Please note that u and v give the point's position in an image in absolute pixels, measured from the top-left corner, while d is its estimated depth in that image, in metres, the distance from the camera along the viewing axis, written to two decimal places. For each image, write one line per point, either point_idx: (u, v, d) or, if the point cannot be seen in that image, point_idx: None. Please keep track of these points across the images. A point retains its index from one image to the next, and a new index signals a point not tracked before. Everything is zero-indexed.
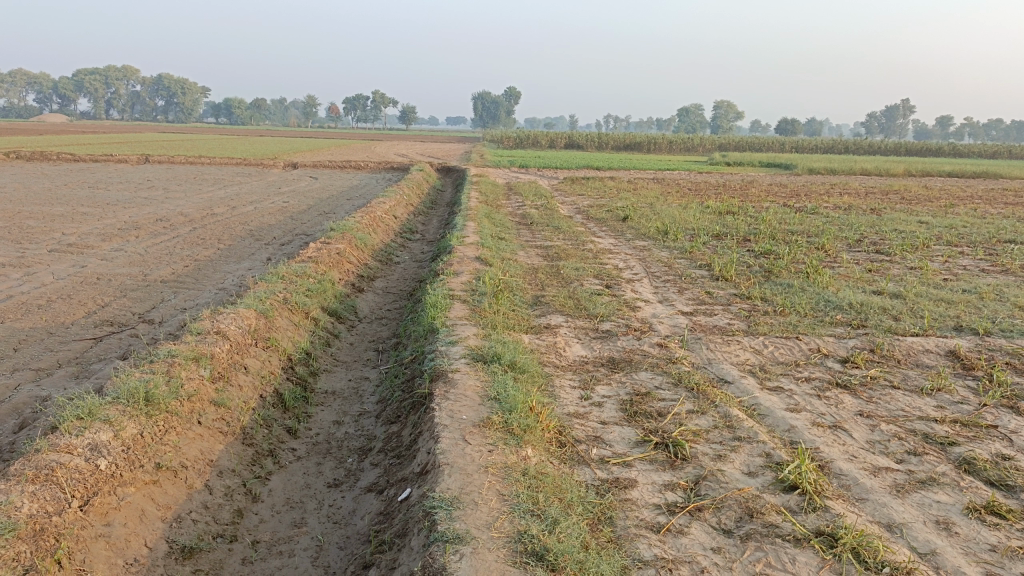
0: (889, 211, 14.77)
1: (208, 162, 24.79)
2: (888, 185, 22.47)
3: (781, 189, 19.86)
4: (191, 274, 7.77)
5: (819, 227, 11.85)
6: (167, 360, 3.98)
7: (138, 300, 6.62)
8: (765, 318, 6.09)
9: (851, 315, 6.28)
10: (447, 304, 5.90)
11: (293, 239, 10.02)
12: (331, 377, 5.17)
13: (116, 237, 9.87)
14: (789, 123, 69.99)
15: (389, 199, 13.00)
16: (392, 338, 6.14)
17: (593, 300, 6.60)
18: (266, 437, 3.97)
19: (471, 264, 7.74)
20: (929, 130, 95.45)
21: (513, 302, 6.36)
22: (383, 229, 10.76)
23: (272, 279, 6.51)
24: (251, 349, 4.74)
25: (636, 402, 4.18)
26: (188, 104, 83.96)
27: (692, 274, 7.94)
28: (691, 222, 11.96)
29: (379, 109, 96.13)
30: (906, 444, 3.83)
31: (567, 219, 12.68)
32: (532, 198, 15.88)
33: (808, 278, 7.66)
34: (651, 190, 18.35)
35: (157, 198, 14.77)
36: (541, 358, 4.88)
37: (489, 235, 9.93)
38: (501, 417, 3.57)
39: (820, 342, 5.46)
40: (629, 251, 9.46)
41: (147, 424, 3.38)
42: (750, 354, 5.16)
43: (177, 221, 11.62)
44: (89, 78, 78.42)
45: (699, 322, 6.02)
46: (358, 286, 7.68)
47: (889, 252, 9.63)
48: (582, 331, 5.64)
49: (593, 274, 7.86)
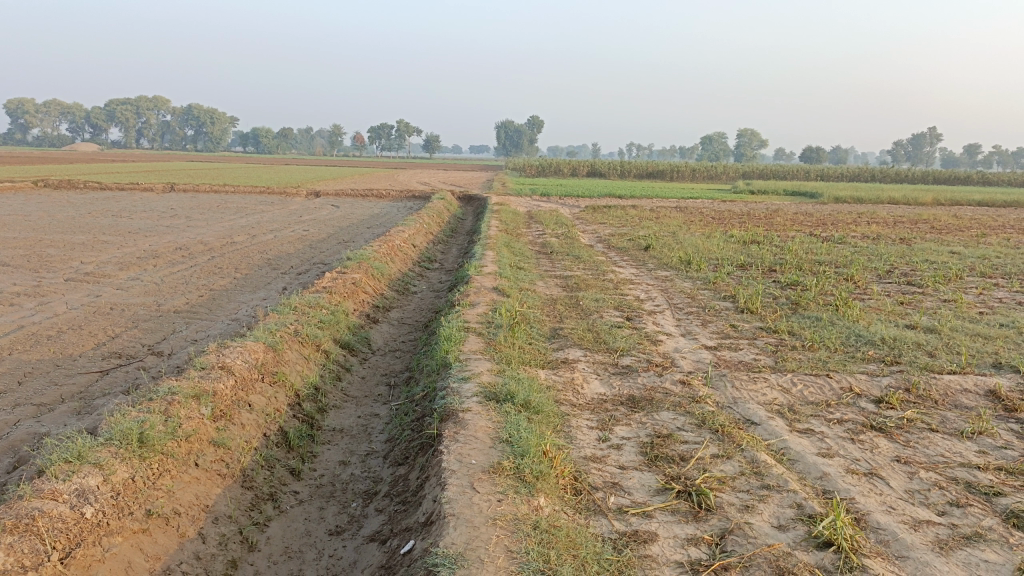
0: (918, 241, 14.42)
1: (232, 190, 25.02)
2: (917, 214, 22.07)
3: (806, 218, 19.53)
4: (205, 304, 7.67)
5: (847, 257, 11.56)
6: (166, 398, 3.83)
7: (148, 331, 6.53)
8: (793, 354, 5.84)
9: (883, 350, 6.00)
10: (461, 337, 5.72)
11: (310, 269, 9.93)
12: (340, 413, 5.00)
13: (134, 266, 9.84)
14: (814, 151, 69.63)
15: (409, 228, 12.92)
16: (405, 372, 5.96)
17: (613, 333, 6.39)
18: (267, 479, 3.80)
19: (488, 295, 7.57)
20: (957, 158, 94.39)
21: (530, 335, 6.16)
22: (401, 258, 10.64)
23: (284, 311, 6.38)
24: (257, 384, 4.59)
25: (656, 445, 3.95)
26: (215, 134, 85.46)
27: (716, 306, 7.70)
28: (715, 251, 11.72)
29: (402, 138, 97.13)
30: (948, 494, 3.56)
31: (588, 248, 12.50)
32: (553, 227, 15.74)
33: (837, 311, 7.39)
34: (674, 219, 18.14)
35: (178, 226, 14.83)
36: (557, 395, 4.67)
37: (507, 264, 9.77)
38: (512, 462, 3.36)
39: (851, 380, 5.19)
40: (651, 281, 9.24)
41: (140, 468, 3.22)
42: (777, 392, 4.91)
43: (196, 250, 11.60)
44: (120, 108, 80.20)
45: (723, 358, 5.78)
46: (373, 316, 7.53)
47: (921, 284, 9.32)
48: (601, 367, 5.42)
49: (613, 305, 7.65)
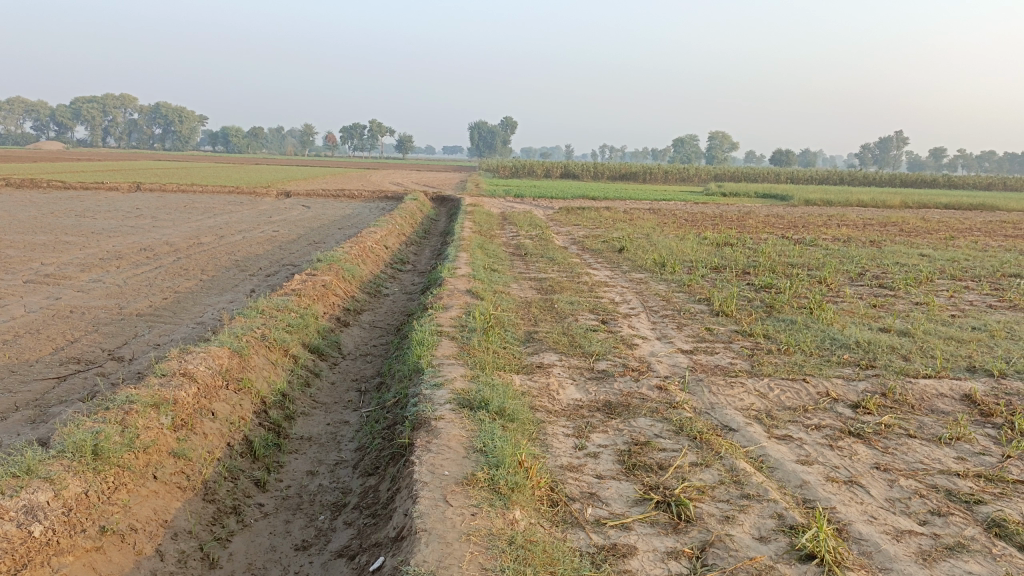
0: (888, 243, 14.56)
1: (201, 190, 24.59)
2: (886, 216, 22.36)
3: (777, 221, 19.66)
4: (169, 307, 7.44)
5: (819, 260, 11.61)
6: (124, 407, 3.66)
7: (109, 335, 6.30)
8: (769, 358, 5.79)
9: (858, 354, 5.99)
10: (434, 341, 5.59)
11: (279, 270, 9.72)
12: (308, 421, 4.84)
13: (96, 267, 9.56)
14: (784, 154, 70.50)
15: (380, 229, 12.75)
16: (376, 377, 5.82)
17: (588, 336, 6.30)
18: (230, 492, 3.64)
19: (462, 298, 7.44)
20: (923, 162, 96.11)
21: (504, 339, 6.05)
22: (373, 260, 10.47)
23: (250, 314, 6.19)
24: (221, 392, 4.42)
25: (634, 453, 3.85)
26: (184, 133, 84.21)
27: (691, 309, 7.66)
28: (689, 254, 11.71)
29: (375, 138, 96.51)
30: (929, 503, 3.51)
31: (562, 250, 12.41)
32: (527, 228, 15.66)
33: (811, 314, 7.38)
34: (648, 220, 18.16)
35: (144, 226, 14.49)
36: (532, 402, 4.56)
37: (481, 266, 9.64)
38: (487, 473, 3.24)
39: (828, 385, 5.15)
40: (625, 284, 9.18)
41: (94, 482, 3.04)
42: (755, 397, 4.85)
43: (161, 250, 11.32)
44: (86, 106, 78.77)
45: (700, 362, 5.72)
46: (343, 320, 7.37)
47: (892, 287, 9.38)
48: (576, 371, 5.33)
49: (588, 308, 7.56)
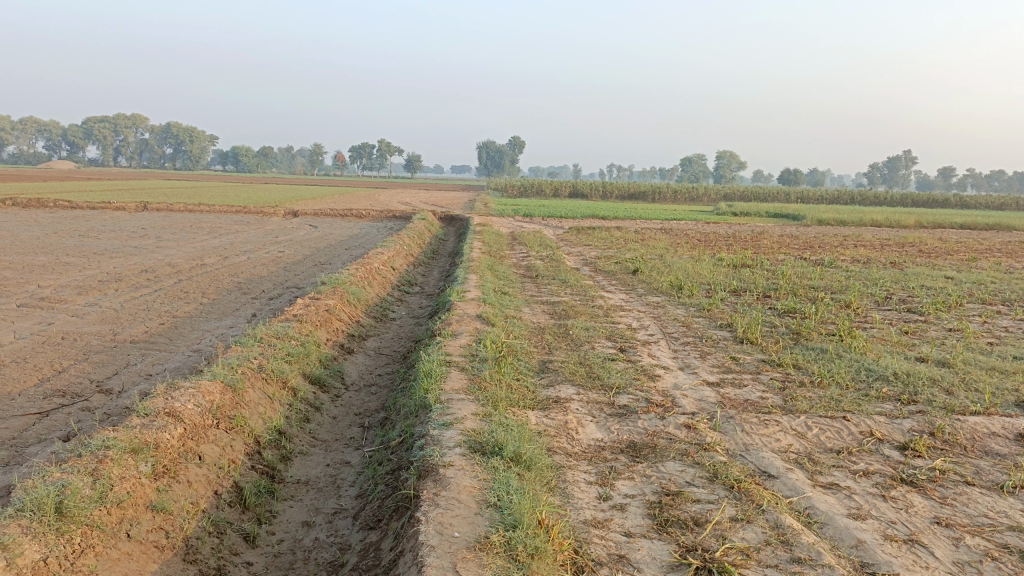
0: (910, 265, 14.15)
1: (207, 209, 24.40)
2: (904, 236, 21.94)
3: (792, 241, 19.25)
4: (165, 333, 7.10)
5: (842, 282, 11.21)
6: (98, 454, 3.28)
7: (99, 365, 5.96)
8: (802, 392, 5.40)
9: (897, 388, 5.59)
10: (442, 374, 5.20)
11: (282, 293, 9.39)
12: (306, 461, 4.46)
13: (93, 290, 9.24)
14: (792, 173, 70.19)
15: (388, 249, 12.43)
16: (380, 411, 5.43)
17: (607, 366, 5.91)
18: (214, 549, 3.25)
19: (472, 324, 7.07)
20: (932, 181, 95.62)
21: (518, 369, 5.67)
22: (379, 282, 10.12)
23: (248, 342, 5.83)
24: (211, 432, 4.05)
25: (666, 505, 3.45)
26: (195, 152, 84.54)
27: (714, 336, 7.27)
28: (706, 275, 11.31)
29: (384, 158, 96.64)
30: (1003, 567, 3.10)
31: (574, 271, 12.05)
32: (538, 248, 15.32)
33: (842, 342, 6.98)
34: (660, 240, 17.80)
35: (147, 247, 14.21)
36: (550, 443, 4.17)
37: (491, 289, 9.28)
38: (502, 536, 2.85)
39: (870, 424, 4.75)
40: (642, 308, 8.81)
41: (55, 545, 2.67)
42: (792, 438, 4.45)
43: (163, 272, 11.03)
44: (97, 126, 79.21)
45: (727, 395, 5.32)
46: (347, 347, 7.01)
47: (922, 312, 8.97)
48: (596, 407, 4.94)
49: (605, 335, 7.16)
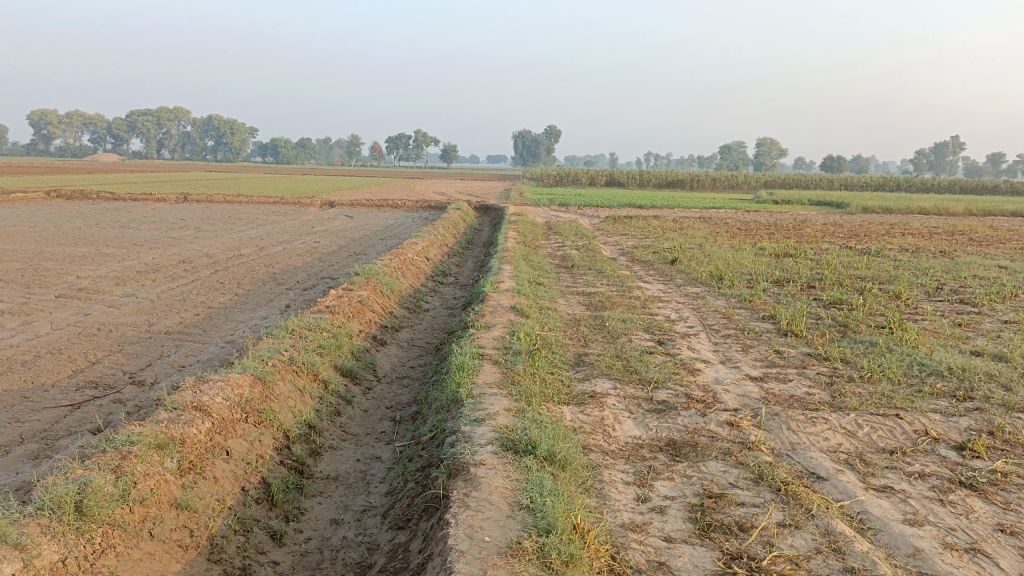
0: (961, 254, 13.65)
1: (245, 200, 24.62)
2: (953, 224, 21.25)
3: (836, 230, 18.72)
4: (199, 325, 7.09)
5: (890, 272, 10.82)
6: (122, 450, 3.22)
7: (133, 356, 5.95)
8: (851, 388, 5.17)
9: (952, 384, 5.32)
10: (475, 367, 5.07)
11: (316, 284, 9.36)
12: (336, 456, 4.36)
13: (131, 281, 9.30)
14: (835, 159, 68.79)
15: (422, 240, 12.34)
16: (412, 405, 5.33)
17: (644, 360, 5.72)
18: (240, 548, 3.17)
19: (506, 315, 6.92)
20: (981, 167, 92.86)
21: (552, 362, 5.52)
22: (413, 273, 10.03)
23: (279, 334, 5.77)
24: (239, 426, 3.97)
25: (708, 509, 3.28)
26: (235, 144, 85.62)
27: (756, 328, 7.03)
28: (747, 265, 11.02)
29: (420, 148, 96.79)
30: None
31: (611, 261, 11.83)
32: (574, 238, 15.13)
33: (891, 335, 6.70)
34: (698, 230, 17.45)
35: (186, 238, 14.35)
36: (585, 441, 4.01)
37: (526, 279, 9.12)
38: (535, 541, 2.71)
39: (925, 423, 4.52)
40: (681, 299, 8.59)
41: (75, 545, 2.59)
42: (841, 437, 4.24)
43: (199, 263, 11.07)
44: (141, 119, 80.65)
45: (771, 391, 5.10)
46: (380, 338, 6.92)
47: (975, 303, 8.60)
48: (633, 402, 4.77)
49: (643, 327, 6.97)
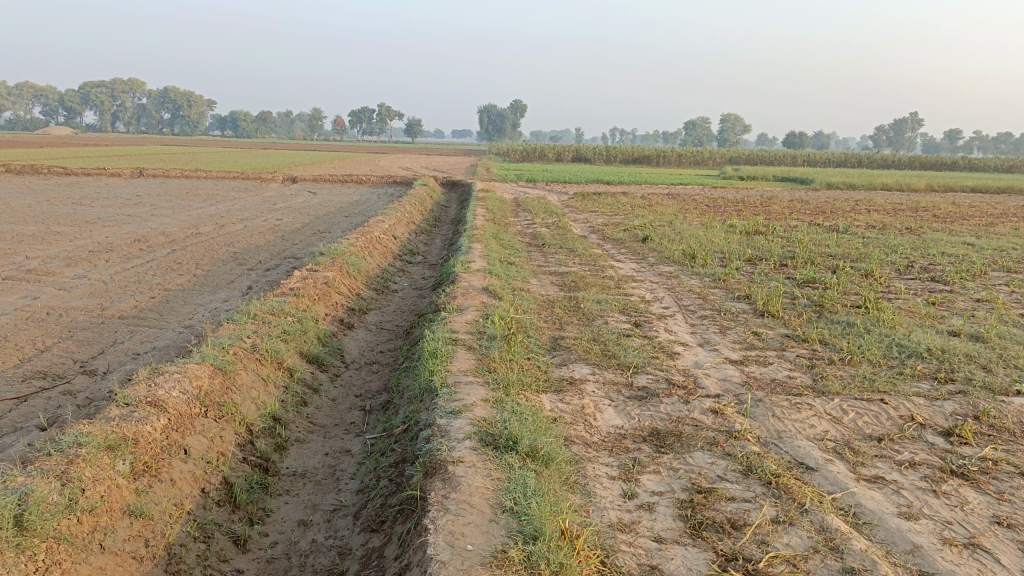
0: (927, 231, 13.73)
1: (204, 175, 23.93)
2: (915, 200, 21.48)
3: (803, 206, 18.72)
4: (156, 308, 6.76)
5: (860, 249, 10.82)
6: (69, 453, 2.96)
7: (84, 343, 5.63)
8: (833, 371, 5.08)
9: (932, 366, 5.26)
10: (449, 353, 4.87)
11: (280, 264, 9.04)
12: (303, 450, 4.13)
13: (83, 262, 8.88)
14: (798, 135, 69.44)
15: (389, 217, 12.04)
16: (382, 393, 5.10)
17: (622, 343, 5.57)
18: (200, 558, 2.94)
19: (478, 297, 6.70)
20: (938, 143, 94.56)
21: (528, 346, 5.33)
22: (380, 253, 9.73)
23: (241, 318, 5.49)
24: (198, 421, 3.72)
25: (698, 505, 3.13)
26: (194, 118, 83.45)
27: (733, 308, 6.92)
28: (718, 243, 10.92)
29: (385, 122, 95.37)
30: None
31: (581, 239, 11.66)
32: (543, 215, 14.92)
33: (867, 315, 6.64)
34: (667, 206, 17.37)
35: (141, 215, 13.82)
36: (567, 432, 3.84)
37: (496, 259, 8.90)
38: (521, 549, 2.53)
39: (910, 407, 4.43)
40: (655, 278, 8.46)
41: (15, 565, 2.34)
42: (827, 423, 4.13)
43: (156, 242, 10.64)
44: (95, 91, 78.14)
45: (753, 375, 4.98)
46: (347, 321, 6.67)
47: (946, 280, 8.61)
48: (613, 389, 4.61)
49: (618, 308, 6.83)
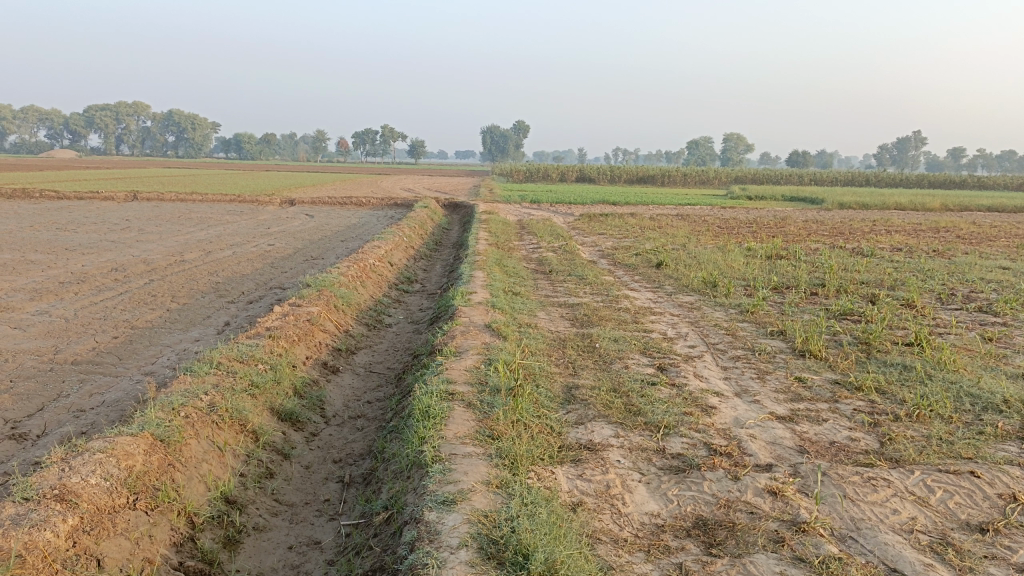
0: (957, 253, 12.94)
1: (200, 198, 23.25)
2: (935, 220, 20.74)
3: (820, 227, 17.94)
4: (116, 351, 5.97)
5: (893, 275, 10.01)
6: None
7: (23, 397, 4.82)
8: (902, 431, 4.26)
9: (1016, 422, 4.43)
10: (443, 413, 4.07)
11: (263, 297, 8.27)
12: (261, 543, 3.32)
13: (49, 295, 8.10)
14: (801, 154, 69.21)
15: (385, 242, 11.28)
16: (365, 459, 4.29)
17: (647, 394, 4.76)
18: None
19: (480, 337, 5.89)
20: (942, 161, 94.04)
21: (538, 400, 4.53)
22: (373, 282, 8.96)
23: (202, 368, 4.69)
24: (122, 517, 2.93)
25: None
26: (197, 140, 83.21)
27: (768, 347, 6.11)
28: (739, 269, 10.13)
29: (387, 144, 95.07)
30: None
31: (591, 265, 10.91)
32: (549, 239, 14.17)
33: (923, 354, 5.82)
34: (679, 228, 16.62)
35: (125, 240, 13.09)
36: (592, 526, 3.04)
37: (500, 289, 8.12)
38: None
39: (1009, 483, 3.60)
40: (676, 310, 7.68)
41: None
42: (913, 508, 3.33)
43: (134, 271, 9.88)
44: (98, 114, 77.90)
45: (807, 437, 4.16)
46: (330, 365, 5.87)
47: (996, 311, 7.81)
48: (643, 458, 3.80)
49: (638, 347, 6.02)
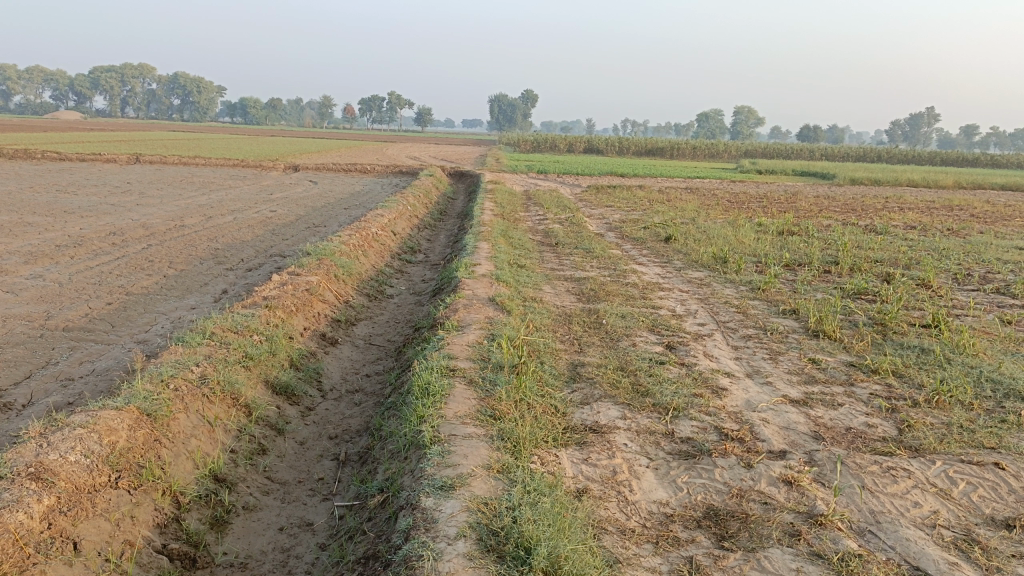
0: (973, 233, 12.66)
1: (203, 162, 23.01)
2: (948, 198, 20.40)
3: (832, 203, 17.64)
4: (108, 318, 5.81)
5: (907, 254, 9.76)
6: None
7: (10, 364, 4.65)
8: (921, 418, 4.08)
9: None
10: (443, 390, 3.90)
11: (263, 265, 8.09)
12: (251, 524, 3.18)
13: (44, 259, 7.93)
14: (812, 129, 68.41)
15: (389, 211, 11.07)
16: (362, 436, 4.13)
17: (656, 375, 4.58)
18: None
19: (484, 311, 5.71)
20: (954, 138, 92.89)
21: (542, 379, 4.36)
22: (376, 251, 8.77)
23: (195, 338, 4.52)
24: (102, 496, 2.77)
25: None
26: (202, 104, 82.54)
27: (780, 327, 5.92)
28: (749, 245, 9.91)
29: (394, 111, 94.29)
30: None
31: (598, 238, 10.69)
32: (556, 210, 13.93)
33: (941, 337, 5.62)
34: (688, 201, 16.34)
35: (126, 204, 12.90)
36: (597, 516, 2.88)
37: (505, 261, 7.92)
38: None
39: None
40: (684, 286, 7.48)
41: None
42: (935, 501, 3.16)
43: (133, 236, 9.70)
44: (103, 75, 77.25)
45: (823, 423, 3.99)
46: (329, 336, 5.70)
47: (1015, 293, 7.58)
48: (651, 442, 3.63)
49: (646, 324, 5.84)
